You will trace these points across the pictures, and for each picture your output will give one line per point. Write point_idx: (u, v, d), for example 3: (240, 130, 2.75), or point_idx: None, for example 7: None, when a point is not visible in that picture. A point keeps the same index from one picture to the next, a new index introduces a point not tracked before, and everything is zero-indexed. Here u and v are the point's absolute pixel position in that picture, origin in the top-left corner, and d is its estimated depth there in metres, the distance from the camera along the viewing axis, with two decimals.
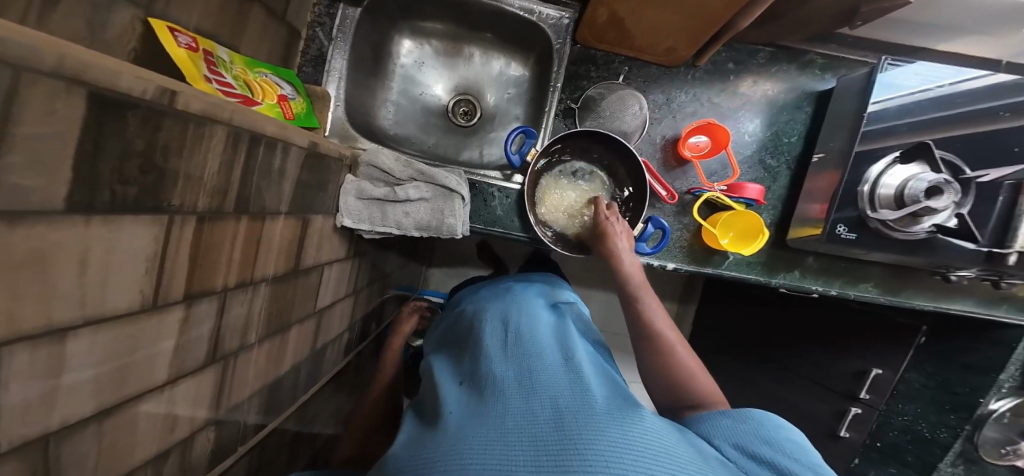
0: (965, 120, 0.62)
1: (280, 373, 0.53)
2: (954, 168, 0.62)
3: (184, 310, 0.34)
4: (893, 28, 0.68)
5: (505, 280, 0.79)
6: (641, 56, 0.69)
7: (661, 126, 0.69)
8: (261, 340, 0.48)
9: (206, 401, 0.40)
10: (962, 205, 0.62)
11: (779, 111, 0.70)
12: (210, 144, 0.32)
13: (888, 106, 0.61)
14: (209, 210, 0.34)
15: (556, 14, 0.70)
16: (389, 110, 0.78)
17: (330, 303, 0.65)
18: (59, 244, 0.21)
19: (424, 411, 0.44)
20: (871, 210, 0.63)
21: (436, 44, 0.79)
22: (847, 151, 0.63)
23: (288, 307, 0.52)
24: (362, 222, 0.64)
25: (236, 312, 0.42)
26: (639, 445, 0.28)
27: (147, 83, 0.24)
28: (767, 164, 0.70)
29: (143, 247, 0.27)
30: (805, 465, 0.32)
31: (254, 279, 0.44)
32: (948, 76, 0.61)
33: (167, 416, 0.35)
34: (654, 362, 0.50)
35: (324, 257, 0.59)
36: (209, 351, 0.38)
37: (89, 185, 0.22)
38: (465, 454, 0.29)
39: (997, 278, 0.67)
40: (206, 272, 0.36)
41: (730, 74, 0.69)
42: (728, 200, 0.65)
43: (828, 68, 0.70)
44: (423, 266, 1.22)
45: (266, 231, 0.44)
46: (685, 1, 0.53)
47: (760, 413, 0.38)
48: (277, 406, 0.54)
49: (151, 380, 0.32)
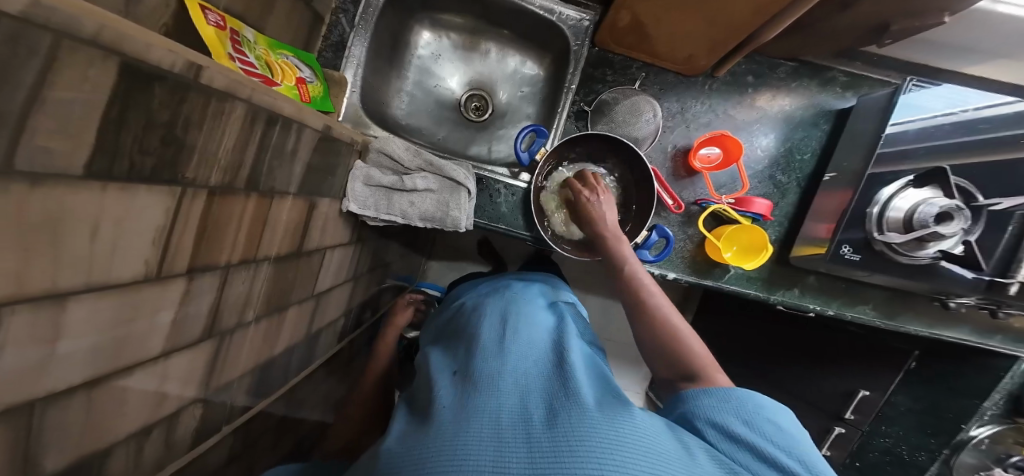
0: (990, 148, 0.60)
1: (272, 352, 0.56)
2: (966, 194, 0.60)
3: (186, 282, 0.36)
4: (916, 48, 0.65)
5: (504, 278, 0.81)
6: (659, 63, 0.68)
7: (673, 135, 0.68)
8: (257, 320, 0.50)
9: (197, 377, 0.42)
10: (970, 233, 0.61)
11: (795, 127, 0.69)
12: (228, 121, 0.36)
13: (907, 129, 0.60)
14: (219, 185, 0.37)
15: (576, 15, 0.69)
16: (403, 100, 0.80)
17: (329, 286, 0.68)
18: (71, 207, 0.23)
19: (419, 404, 0.46)
20: (877, 232, 0.62)
21: (454, 38, 0.80)
22: (861, 172, 0.62)
23: (288, 291, 0.55)
24: (367, 208, 0.66)
25: (236, 289, 0.45)
26: (628, 442, 0.31)
27: (177, 58, 0.28)
28: (777, 181, 0.69)
29: (153, 216, 0.30)
30: (781, 446, 0.34)
31: (257, 258, 0.47)
32: (973, 101, 0.60)
33: (158, 389, 0.37)
34: (653, 334, 0.50)
35: (326, 242, 0.62)
36: (207, 325, 0.41)
37: (110, 155, 0.25)
38: (467, 449, 0.32)
39: (995, 307, 0.63)
40: (210, 249, 0.39)
41: (749, 87, 0.68)
42: (734, 214, 0.64)
43: (849, 87, 0.69)
44: (423, 258, 1.25)
45: (273, 209, 0.47)
46: (708, 7, 0.52)
47: (744, 393, 0.40)
48: (265, 390, 0.57)
49: (149, 349, 0.34)
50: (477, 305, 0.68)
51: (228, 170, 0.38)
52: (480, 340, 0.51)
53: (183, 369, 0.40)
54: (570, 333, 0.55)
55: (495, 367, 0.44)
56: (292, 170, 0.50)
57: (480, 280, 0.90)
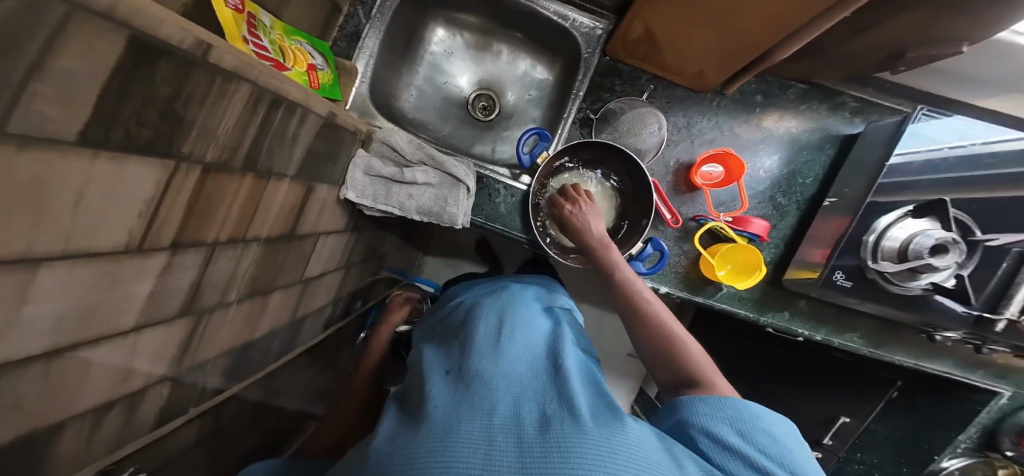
0: (993, 184, 0.59)
1: (253, 335, 0.57)
2: (964, 228, 0.60)
3: (168, 256, 0.37)
4: (929, 77, 0.63)
5: (501, 280, 0.81)
6: (668, 76, 0.68)
7: (677, 149, 0.68)
8: (240, 300, 0.51)
9: (169, 355, 0.42)
10: (963, 266, 0.61)
11: (800, 149, 0.68)
12: (232, 101, 0.36)
13: (911, 160, 0.59)
14: (215, 162, 0.38)
15: (590, 23, 0.70)
16: (412, 94, 0.81)
17: (319, 273, 0.68)
18: (60, 174, 0.23)
19: (409, 403, 0.46)
20: (871, 261, 0.61)
21: (468, 37, 0.81)
22: (861, 199, 0.61)
23: (275, 274, 0.56)
24: (365, 197, 0.66)
25: (221, 268, 0.45)
26: (621, 454, 0.31)
27: (187, 35, 0.28)
28: (777, 202, 0.69)
29: (143, 188, 0.31)
30: (774, 459, 0.34)
31: (246, 238, 0.47)
32: (980, 134, 0.59)
33: (127, 361, 0.37)
34: (652, 339, 0.50)
35: (321, 228, 0.63)
36: (186, 302, 0.42)
37: (107, 124, 0.25)
38: (456, 450, 0.31)
39: (980, 343, 0.62)
40: (198, 226, 0.39)
41: (757, 106, 0.68)
42: (731, 232, 0.63)
43: (858, 112, 0.68)
44: (419, 253, 1.25)
45: (268, 191, 0.48)
46: (720, 23, 0.52)
47: (740, 401, 0.39)
48: (240, 373, 0.57)
49: (120, 323, 0.34)
50: (473, 305, 0.68)
51: (225, 148, 0.38)
52: (475, 343, 0.51)
53: (156, 345, 0.40)
54: (566, 340, 0.54)
55: (488, 371, 0.43)
56: (292, 154, 0.50)
57: (477, 281, 0.90)
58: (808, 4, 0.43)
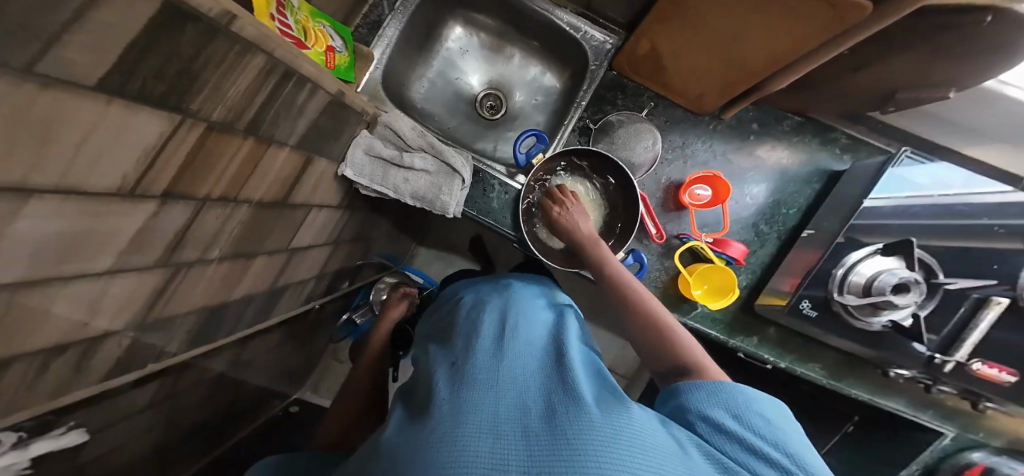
0: (967, 234, 0.61)
1: (229, 297, 0.57)
2: (927, 270, 0.62)
3: (158, 205, 0.38)
4: (916, 121, 0.65)
5: (503, 276, 0.81)
6: (669, 96, 0.70)
7: (669, 168, 0.69)
8: (221, 259, 0.51)
9: (137, 305, 0.42)
10: (923, 307, 0.63)
11: (787, 182, 0.69)
12: (244, 70, 0.39)
13: (886, 204, 0.61)
14: (220, 122, 0.40)
15: (601, 37, 0.72)
16: (423, 85, 0.83)
17: (306, 244, 0.69)
18: (74, 113, 0.25)
19: (413, 403, 0.45)
20: (836, 293, 0.63)
21: (483, 38, 0.84)
22: (839, 230, 0.62)
23: (260, 239, 0.57)
24: (362, 176, 0.68)
25: (206, 224, 0.46)
26: (628, 439, 0.31)
27: (215, 4, 0.31)
28: (759, 229, 0.69)
29: (146, 137, 0.32)
30: (769, 441, 0.35)
31: (237, 199, 0.49)
32: (956, 186, 0.61)
33: (94, 301, 0.36)
34: (642, 333, 0.51)
35: (314, 201, 0.65)
36: (166, 253, 0.42)
37: (124, 75, 0.27)
38: (464, 440, 0.31)
39: (930, 382, 0.65)
40: (190, 180, 0.40)
41: (751, 134, 0.69)
42: (711, 253, 0.65)
43: (848, 149, 0.69)
44: (413, 241, 1.27)
45: (267, 157, 0.50)
46: (722, 47, 0.53)
47: (735, 385, 0.40)
48: (207, 334, 0.57)
49: (94, 264, 0.34)
50: (475, 302, 0.68)
51: (233, 110, 0.40)
52: (479, 339, 0.51)
53: (126, 293, 0.40)
54: (568, 335, 0.55)
55: (492, 366, 0.43)
56: (296, 124, 0.52)
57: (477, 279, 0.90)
58: (806, 39, 0.46)
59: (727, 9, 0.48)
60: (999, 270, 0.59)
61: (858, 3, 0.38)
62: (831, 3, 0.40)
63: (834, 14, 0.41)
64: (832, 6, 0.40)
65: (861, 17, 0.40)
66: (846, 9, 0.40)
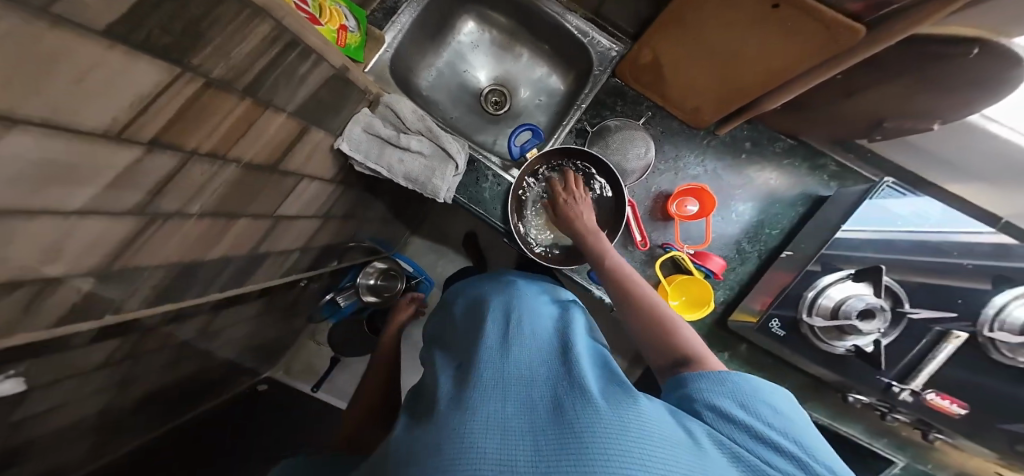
0: (932, 273, 0.59)
1: (203, 257, 0.55)
2: (893, 298, 0.61)
3: (143, 152, 0.36)
4: (901, 152, 0.65)
5: (503, 273, 0.80)
6: (667, 108, 0.71)
7: (660, 179, 0.70)
8: (201, 216, 0.50)
9: (103, 251, 0.40)
10: (886, 334, 0.62)
11: (773, 203, 0.71)
12: (250, 33, 0.39)
13: (856, 238, 0.61)
14: (219, 80, 0.39)
15: (607, 44, 0.74)
16: (431, 74, 0.85)
17: (293, 215, 0.69)
18: (77, 53, 0.25)
19: (420, 408, 0.45)
20: (806, 315, 0.63)
21: (495, 35, 0.85)
22: (814, 253, 0.63)
23: (245, 201, 0.56)
24: (357, 152, 0.68)
25: (191, 178, 0.45)
26: (636, 432, 0.30)
27: None
28: (741, 247, 0.71)
29: (143, 84, 0.31)
30: (779, 429, 0.34)
31: (226, 157, 0.48)
32: (929, 224, 0.59)
33: (57, 241, 0.34)
34: (643, 323, 0.50)
35: (306, 171, 0.65)
36: (144, 201, 0.41)
37: (133, 22, 0.27)
38: (471, 437, 0.31)
39: (885, 410, 0.66)
40: (181, 132, 0.39)
41: (743, 152, 0.71)
42: (691, 265, 0.66)
43: (836, 177, 0.71)
44: (406, 229, 1.29)
45: (262, 119, 0.49)
46: (718, 63, 0.55)
47: (742, 375, 0.39)
48: (175, 294, 0.55)
49: (67, 203, 0.32)
50: (478, 298, 0.67)
51: (233, 70, 0.40)
52: (485, 339, 0.51)
53: (93, 238, 0.37)
54: (574, 328, 0.54)
55: (496, 365, 0.43)
56: (296, 93, 0.53)
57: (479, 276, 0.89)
58: (801, 61, 0.47)
59: (729, 26, 0.49)
60: (962, 304, 0.57)
61: (850, 25, 0.40)
62: (825, 25, 0.41)
63: (827, 38, 0.43)
64: (826, 29, 0.41)
65: (855, 40, 0.41)
66: (840, 32, 0.41)
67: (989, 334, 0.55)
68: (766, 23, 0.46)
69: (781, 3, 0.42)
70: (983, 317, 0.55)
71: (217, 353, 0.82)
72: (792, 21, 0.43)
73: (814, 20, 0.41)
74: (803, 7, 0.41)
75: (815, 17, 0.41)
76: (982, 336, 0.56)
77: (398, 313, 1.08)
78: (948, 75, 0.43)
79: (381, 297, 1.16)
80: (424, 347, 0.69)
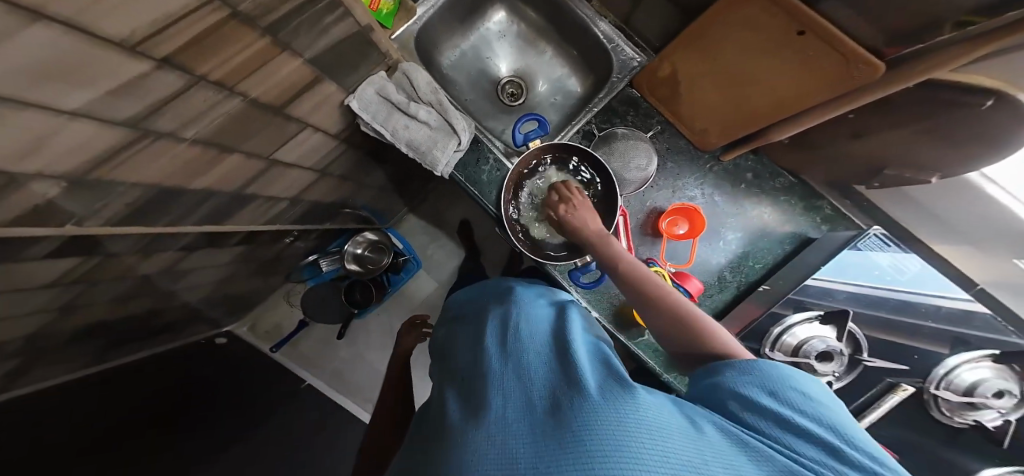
0: (892, 330, 0.62)
1: (187, 185, 0.53)
2: (853, 345, 0.65)
3: (150, 68, 0.35)
4: (898, 203, 0.63)
5: (507, 280, 0.77)
6: (676, 125, 0.76)
7: (656, 195, 0.76)
8: (194, 141, 0.47)
9: (85, 157, 0.37)
10: (841, 378, 0.67)
11: (762, 237, 0.76)
12: None
13: (826, 286, 0.65)
14: (245, 15, 0.38)
15: (631, 54, 0.76)
16: (454, 54, 0.85)
17: (290, 162, 0.68)
18: None
19: (428, 425, 0.42)
20: (768, 349, 0.70)
21: (522, 28, 0.86)
22: (784, 294, 0.68)
23: (242, 137, 0.53)
24: (365, 111, 0.68)
25: (193, 103, 0.42)
26: (633, 425, 0.28)
27: None
28: (723, 276, 0.76)
29: (170, 5, 0.30)
30: (807, 414, 0.31)
31: (233, 89, 0.46)
32: (899, 283, 0.60)
33: (37, 141, 0.32)
34: (670, 322, 0.48)
35: (311, 121, 0.63)
36: (142, 114, 0.38)
37: None
38: (476, 456, 0.29)
39: None
40: (195, 57, 0.38)
41: (744, 182, 0.76)
42: (671, 282, 0.71)
43: (828, 221, 0.74)
44: (404, 206, 1.30)
45: (276, 60, 0.47)
46: (739, 85, 0.59)
47: (769, 363, 0.36)
48: (148, 217, 0.53)
49: (60, 101, 0.30)
50: (483, 305, 0.65)
51: (262, 7, 0.39)
52: (485, 346, 0.48)
53: (78, 143, 0.35)
54: (574, 324, 0.51)
55: (497, 370, 0.41)
56: (316, 40, 0.51)
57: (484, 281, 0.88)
58: (818, 92, 0.49)
59: (755, 49, 0.53)
60: (917, 360, 0.60)
61: (869, 60, 0.42)
62: (845, 57, 0.44)
63: (847, 72, 0.45)
64: (846, 61, 0.44)
65: (872, 78, 0.43)
66: (858, 67, 0.43)
67: (934, 392, 0.59)
68: (791, 51, 0.49)
69: (808, 31, 0.45)
70: (932, 375, 0.59)
71: (180, 289, 0.81)
72: (815, 50, 0.46)
73: (836, 51, 0.44)
74: (827, 37, 0.44)
75: (838, 48, 0.44)
76: (928, 393, 0.59)
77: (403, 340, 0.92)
78: (958, 138, 0.43)
79: (364, 268, 1.20)
80: (432, 356, 0.65)
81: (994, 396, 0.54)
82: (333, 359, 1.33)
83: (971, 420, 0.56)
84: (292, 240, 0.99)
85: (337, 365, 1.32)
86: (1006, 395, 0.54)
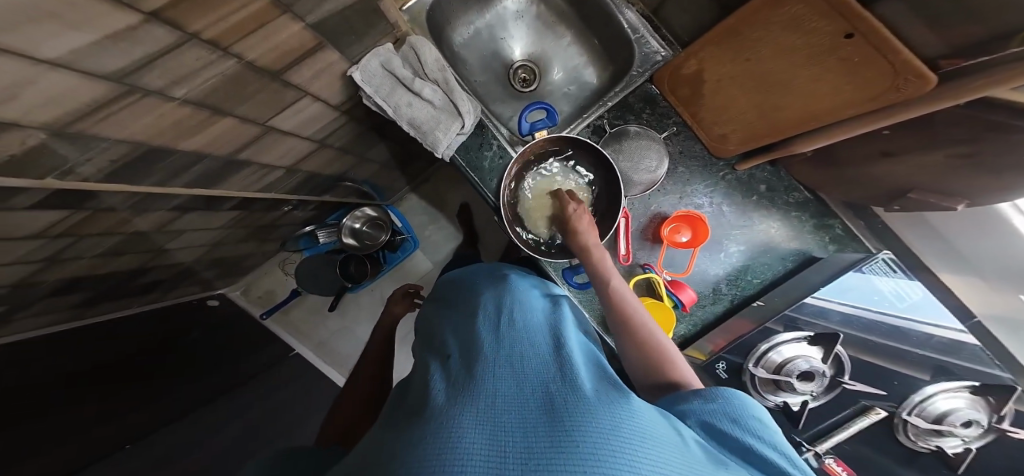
0: (877, 353, 0.60)
1: (175, 146, 0.51)
2: (836, 367, 0.65)
3: (136, 20, 0.32)
4: (913, 226, 0.60)
5: (498, 266, 0.74)
6: (694, 128, 0.73)
7: (662, 200, 0.74)
8: (184, 102, 0.45)
9: (64, 110, 0.35)
10: (817, 396, 0.68)
11: (766, 253, 0.74)
12: None
13: (822, 306, 0.63)
14: None
15: (656, 47, 0.71)
16: (468, 31, 0.81)
17: (287, 131, 0.66)
18: None
19: (404, 408, 0.39)
20: (751, 365, 0.71)
21: (542, 11, 0.82)
22: (779, 310, 0.67)
23: (234, 100, 0.51)
24: (368, 84, 0.65)
25: (184, 61, 0.40)
26: (628, 435, 0.26)
27: None
28: (718, 288, 0.75)
29: None
30: (768, 443, 0.31)
31: (227, 50, 0.43)
32: (892, 308, 0.57)
33: (9, 89, 0.30)
34: (638, 346, 0.46)
35: (310, 88, 0.61)
36: (128, 69, 0.36)
37: None
38: (456, 434, 0.26)
39: None
40: (187, 11, 0.35)
41: (756, 195, 0.73)
42: (663, 290, 0.71)
43: (836, 241, 0.71)
44: (405, 183, 1.28)
45: (277, 22, 0.44)
46: (773, 84, 0.55)
47: (732, 391, 0.35)
48: (133, 175, 0.52)
49: (38, 51, 0.29)
50: (474, 290, 0.63)
51: None
52: (477, 332, 0.46)
53: (58, 92, 0.33)
54: (568, 325, 0.50)
55: (487, 357, 0.39)
56: (319, 3, 0.47)
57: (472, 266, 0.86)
58: (857, 101, 0.47)
59: (793, 52, 0.50)
60: (897, 386, 0.59)
61: (921, 71, 0.38)
62: (894, 66, 0.41)
63: (894, 82, 0.42)
64: (895, 70, 0.41)
65: (921, 91, 0.40)
66: (907, 79, 0.40)
67: (905, 416, 0.60)
68: (834, 56, 0.46)
69: (858, 33, 0.42)
70: (907, 401, 0.59)
71: (170, 249, 0.81)
72: (861, 55, 0.43)
73: (884, 59, 0.41)
74: (878, 42, 0.41)
75: (887, 55, 0.41)
76: (899, 417, 0.60)
77: (391, 308, 0.99)
78: (996, 168, 0.40)
79: (360, 243, 1.18)
80: (415, 334, 0.64)
81: (962, 425, 0.55)
82: (319, 330, 1.34)
83: (934, 446, 0.58)
84: (290, 209, 0.98)
85: (325, 337, 1.34)
86: (974, 425, 0.54)
